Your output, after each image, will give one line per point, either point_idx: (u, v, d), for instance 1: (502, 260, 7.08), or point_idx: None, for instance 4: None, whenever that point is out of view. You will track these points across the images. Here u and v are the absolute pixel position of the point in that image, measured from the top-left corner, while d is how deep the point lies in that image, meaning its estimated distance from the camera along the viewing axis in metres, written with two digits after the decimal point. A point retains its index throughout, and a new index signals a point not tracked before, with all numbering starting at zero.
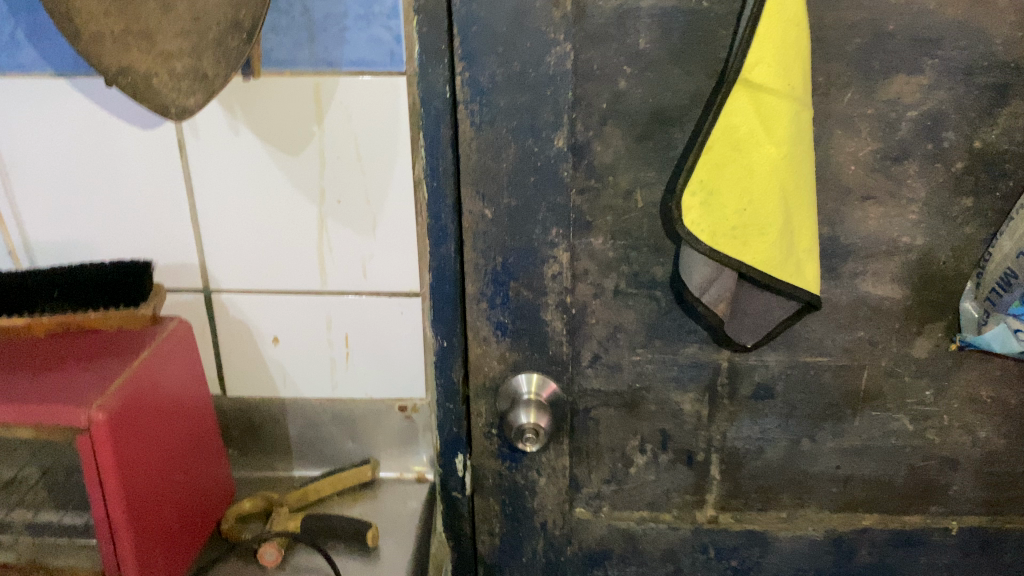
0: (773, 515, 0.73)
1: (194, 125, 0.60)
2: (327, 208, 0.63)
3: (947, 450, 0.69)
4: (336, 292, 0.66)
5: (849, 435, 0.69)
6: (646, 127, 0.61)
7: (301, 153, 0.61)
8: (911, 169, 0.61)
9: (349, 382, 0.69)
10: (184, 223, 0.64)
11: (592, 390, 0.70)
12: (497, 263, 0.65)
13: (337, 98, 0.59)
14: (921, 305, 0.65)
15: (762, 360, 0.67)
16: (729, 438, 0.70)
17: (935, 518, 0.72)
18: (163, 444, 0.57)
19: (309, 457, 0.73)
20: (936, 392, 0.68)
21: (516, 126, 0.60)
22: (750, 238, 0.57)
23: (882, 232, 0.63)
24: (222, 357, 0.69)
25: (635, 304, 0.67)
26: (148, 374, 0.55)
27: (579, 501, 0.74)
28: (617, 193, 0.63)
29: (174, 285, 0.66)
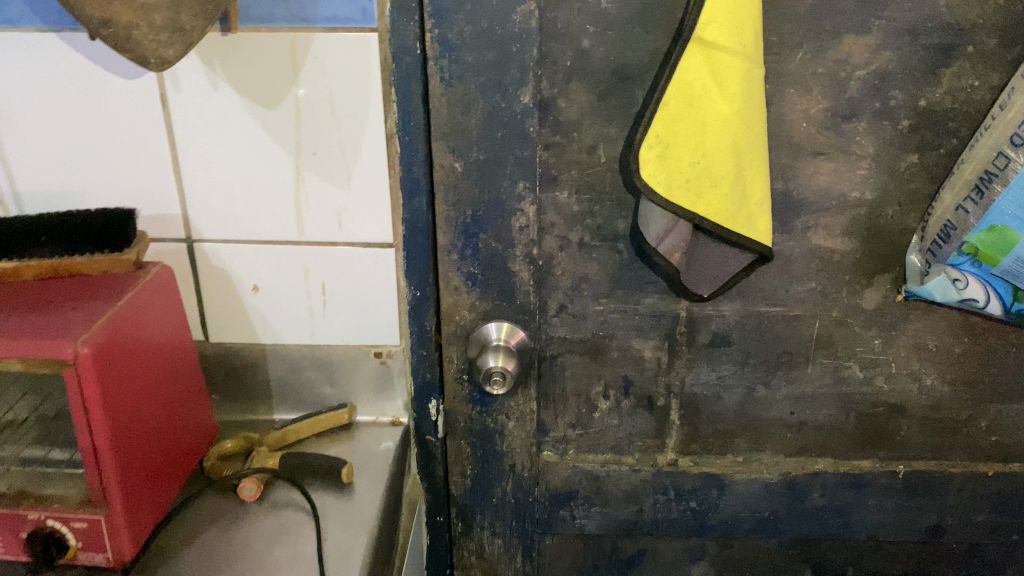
0: (729, 458, 0.77)
1: (176, 78, 0.63)
2: (303, 160, 0.66)
3: (894, 397, 0.73)
4: (313, 242, 0.69)
5: (801, 382, 0.73)
6: (608, 85, 0.64)
7: (278, 107, 0.64)
8: (860, 127, 0.64)
9: (326, 329, 0.73)
10: (167, 174, 0.67)
11: (558, 338, 0.73)
12: (467, 216, 0.68)
13: (312, 53, 0.61)
14: (869, 258, 0.68)
15: (718, 309, 0.71)
16: (688, 385, 0.74)
17: (883, 462, 0.76)
18: (146, 382, 0.60)
19: (289, 401, 0.76)
20: (884, 341, 0.71)
21: (484, 82, 0.63)
22: (703, 190, 0.61)
23: (833, 187, 0.66)
24: (205, 306, 0.72)
25: (599, 255, 0.70)
26: (131, 315, 0.58)
27: (546, 445, 0.77)
28: (582, 148, 0.66)
29: (157, 235, 0.69)
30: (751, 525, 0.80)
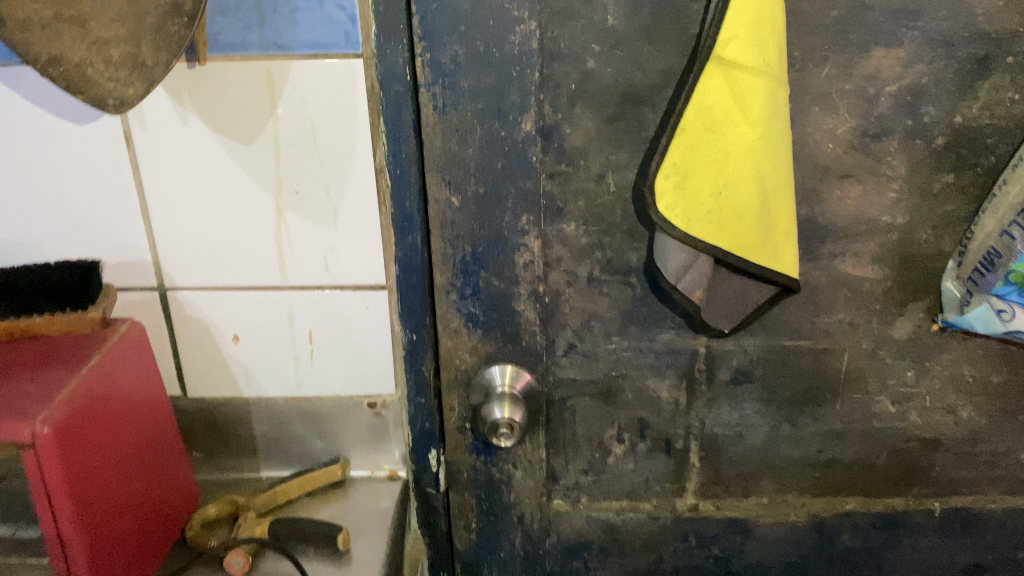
0: (754, 501, 0.72)
1: (140, 115, 0.57)
2: (285, 199, 0.60)
3: (928, 431, 0.68)
4: (297, 288, 0.63)
5: (829, 418, 0.68)
6: (617, 108, 0.58)
7: (255, 142, 0.58)
8: (891, 146, 0.59)
9: (315, 379, 0.67)
10: (135, 219, 0.60)
11: (568, 380, 0.67)
12: (466, 253, 0.62)
13: (291, 84, 0.56)
14: (901, 286, 0.63)
15: (740, 344, 0.65)
16: (708, 425, 0.69)
17: (918, 500, 0.71)
18: (119, 455, 0.54)
19: (276, 457, 0.70)
20: (918, 373, 0.66)
21: (481, 109, 0.57)
22: (725, 222, 0.56)
23: (862, 212, 0.61)
24: (181, 358, 0.66)
25: (610, 290, 0.64)
26: (99, 382, 0.52)
27: (557, 493, 0.72)
28: (589, 177, 0.60)
29: (126, 284, 0.63)
30: (779, 571, 0.74)
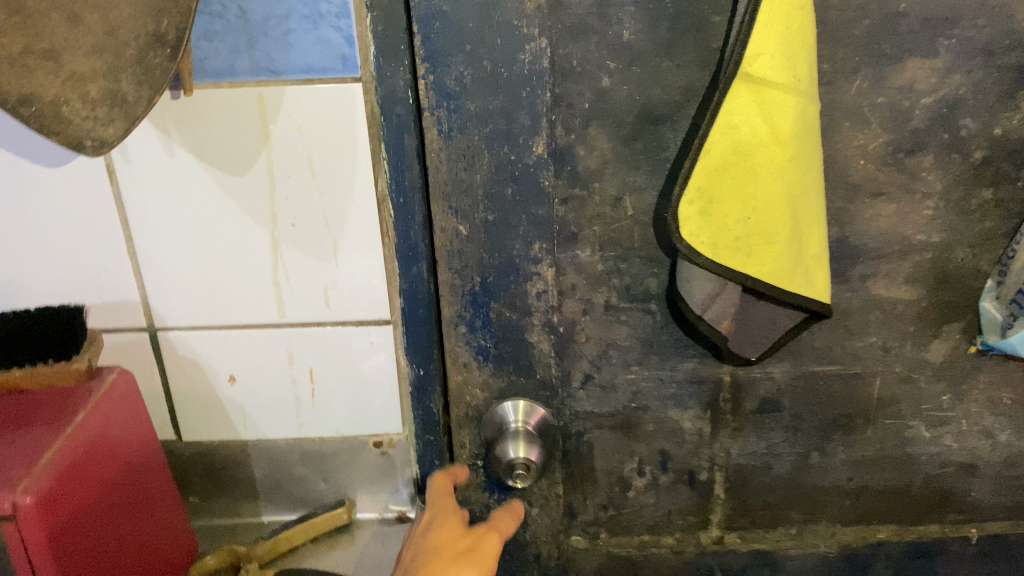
0: (782, 532, 0.68)
1: (123, 148, 0.53)
2: (281, 233, 0.56)
3: (965, 456, 0.65)
4: (296, 325, 0.59)
5: (860, 445, 0.65)
6: (634, 127, 0.54)
7: (247, 174, 0.54)
8: (926, 161, 0.55)
9: (317, 418, 0.63)
10: (121, 258, 0.56)
11: (585, 413, 0.64)
12: (475, 284, 0.58)
13: (285, 111, 0.52)
14: (936, 307, 0.60)
15: (766, 371, 0.62)
16: (734, 456, 0.66)
17: (953, 526, 0.68)
18: (111, 517, 0.50)
19: (278, 501, 0.66)
20: (953, 397, 0.63)
21: (490, 133, 0.53)
22: (755, 248, 0.52)
23: (895, 230, 0.57)
24: (174, 400, 0.62)
25: (629, 318, 0.61)
26: (87, 442, 0.49)
27: (575, 529, 0.69)
28: (604, 201, 0.56)
29: (112, 325, 0.59)
30: None
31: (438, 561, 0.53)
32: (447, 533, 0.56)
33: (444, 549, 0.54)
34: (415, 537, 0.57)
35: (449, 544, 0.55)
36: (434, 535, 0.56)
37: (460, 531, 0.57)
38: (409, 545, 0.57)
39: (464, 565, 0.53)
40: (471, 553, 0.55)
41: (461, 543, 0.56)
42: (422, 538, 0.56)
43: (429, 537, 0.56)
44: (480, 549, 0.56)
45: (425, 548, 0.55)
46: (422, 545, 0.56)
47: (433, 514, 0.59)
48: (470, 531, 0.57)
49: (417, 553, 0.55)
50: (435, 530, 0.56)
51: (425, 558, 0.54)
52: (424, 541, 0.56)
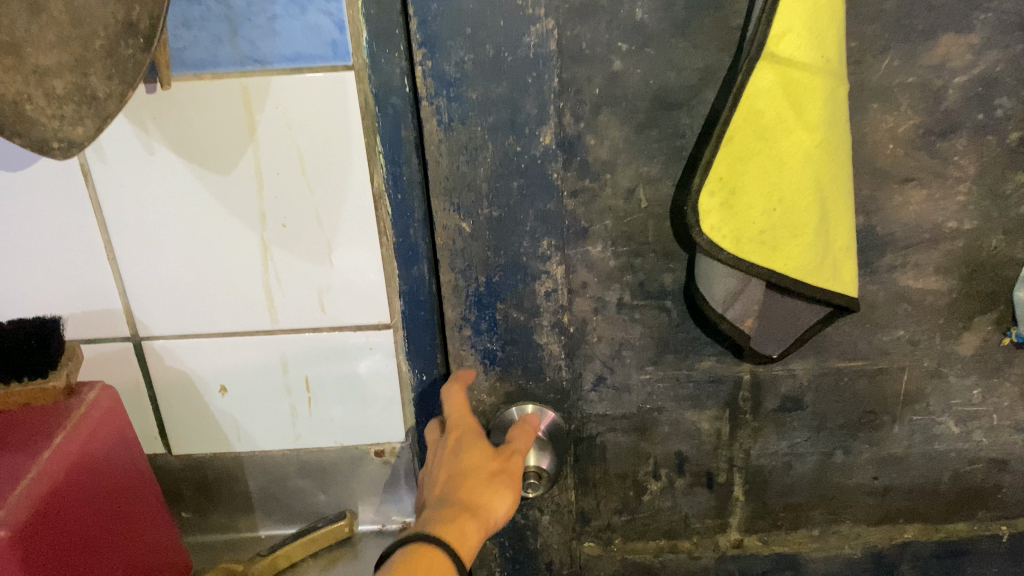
0: (804, 533, 0.66)
1: (98, 147, 0.49)
2: (271, 234, 0.52)
3: (996, 452, 0.62)
4: (290, 332, 0.55)
5: (886, 443, 0.62)
6: (648, 114, 0.50)
7: (233, 172, 0.50)
8: (958, 144, 0.52)
9: (315, 428, 0.60)
10: (99, 265, 0.53)
11: (597, 416, 0.61)
12: (480, 284, 0.55)
13: (271, 104, 0.48)
14: (968, 298, 0.57)
15: (789, 369, 0.59)
16: (754, 457, 0.63)
17: (983, 524, 0.65)
18: (94, 546, 0.47)
19: (276, 513, 0.64)
20: (985, 391, 0.60)
21: (493, 122, 0.49)
22: (780, 242, 0.48)
23: (925, 218, 0.54)
24: (163, 413, 0.59)
25: (643, 316, 0.57)
26: (67, 467, 0.45)
27: (587, 535, 0.66)
28: (616, 193, 0.53)
29: (93, 336, 0.55)
30: None
31: (475, 486, 0.49)
32: (475, 458, 0.50)
33: (477, 475, 0.49)
34: (438, 457, 0.52)
35: (482, 468, 0.50)
36: (465, 454, 0.50)
37: (488, 453, 0.51)
38: (434, 466, 0.52)
39: (503, 497, 0.49)
40: (504, 479, 0.50)
41: (490, 468, 0.50)
42: (449, 458, 0.51)
43: (457, 458, 0.50)
44: (510, 475, 0.51)
45: (455, 474, 0.50)
46: (451, 465, 0.50)
47: (454, 431, 0.52)
48: (495, 451, 0.52)
49: (448, 477, 0.50)
50: (462, 449, 0.51)
51: (460, 482, 0.49)
52: (452, 462, 0.50)
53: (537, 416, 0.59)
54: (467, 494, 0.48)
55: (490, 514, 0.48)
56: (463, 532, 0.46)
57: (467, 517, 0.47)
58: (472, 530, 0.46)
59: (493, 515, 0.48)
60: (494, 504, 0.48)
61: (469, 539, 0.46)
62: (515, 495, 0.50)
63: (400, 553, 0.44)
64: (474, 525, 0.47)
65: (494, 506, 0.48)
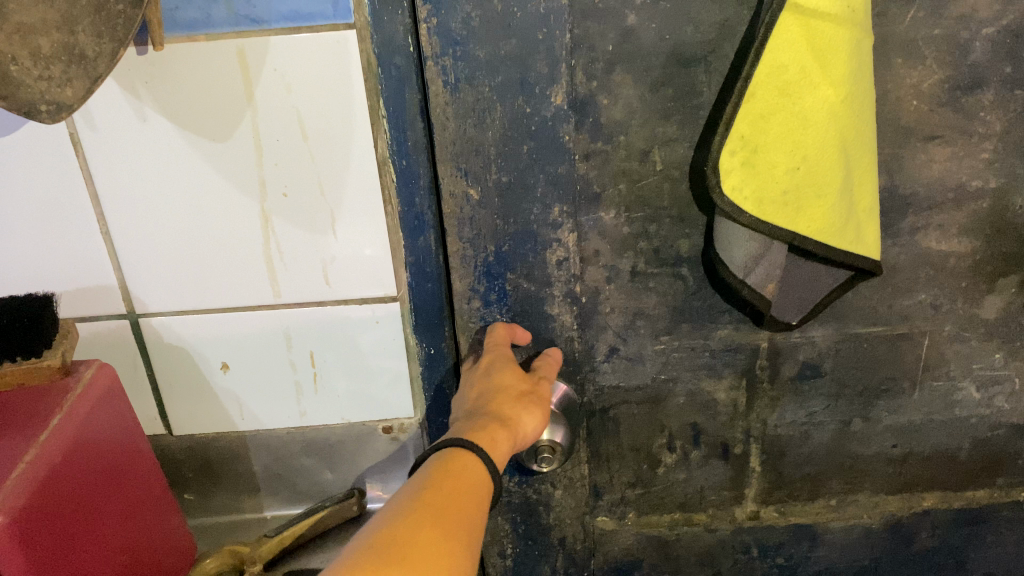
0: (821, 504, 0.65)
1: (87, 114, 0.46)
2: (271, 204, 0.50)
3: (1017, 417, 0.61)
4: (293, 305, 0.53)
5: (906, 410, 0.61)
6: (663, 72, 0.48)
7: (230, 139, 0.48)
8: (986, 100, 0.49)
9: (320, 405, 0.58)
10: (93, 239, 0.50)
11: (611, 388, 0.60)
12: (489, 253, 0.53)
13: (269, 66, 0.45)
14: (992, 259, 0.55)
15: (807, 336, 0.57)
16: (771, 427, 0.61)
17: (1004, 490, 0.65)
18: (97, 530, 0.45)
19: (281, 494, 0.62)
20: (1007, 355, 0.58)
21: (501, 82, 0.47)
22: (804, 202, 0.46)
23: (949, 177, 0.52)
24: (163, 392, 0.57)
25: (657, 284, 0.55)
26: (64, 451, 0.43)
27: (601, 510, 0.65)
28: (631, 156, 0.51)
29: (88, 314, 0.53)
30: None
31: (506, 402, 0.50)
32: (507, 377, 0.51)
33: (509, 393, 0.50)
34: (470, 379, 0.53)
35: (513, 387, 0.51)
36: (497, 374, 0.51)
37: (520, 374, 0.52)
38: (465, 387, 0.53)
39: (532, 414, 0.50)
40: (534, 399, 0.51)
41: (522, 388, 0.51)
42: (481, 377, 0.52)
43: (490, 377, 0.51)
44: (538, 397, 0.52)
45: (486, 391, 0.50)
46: (482, 385, 0.51)
47: (488, 356, 0.53)
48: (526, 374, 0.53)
49: (480, 395, 0.51)
50: (495, 368, 0.52)
51: (491, 398, 0.50)
52: (485, 381, 0.51)
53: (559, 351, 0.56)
54: (498, 407, 0.49)
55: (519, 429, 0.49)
56: (493, 440, 0.47)
57: (496, 426, 0.48)
58: (501, 439, 0.47)
59: (521, 429, 0.49)
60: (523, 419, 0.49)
61: (498, 446, 0.47)
62: (542, 415, 0.51)
63: (432, 460, 0.45)
64: (503, 434, 0.48)
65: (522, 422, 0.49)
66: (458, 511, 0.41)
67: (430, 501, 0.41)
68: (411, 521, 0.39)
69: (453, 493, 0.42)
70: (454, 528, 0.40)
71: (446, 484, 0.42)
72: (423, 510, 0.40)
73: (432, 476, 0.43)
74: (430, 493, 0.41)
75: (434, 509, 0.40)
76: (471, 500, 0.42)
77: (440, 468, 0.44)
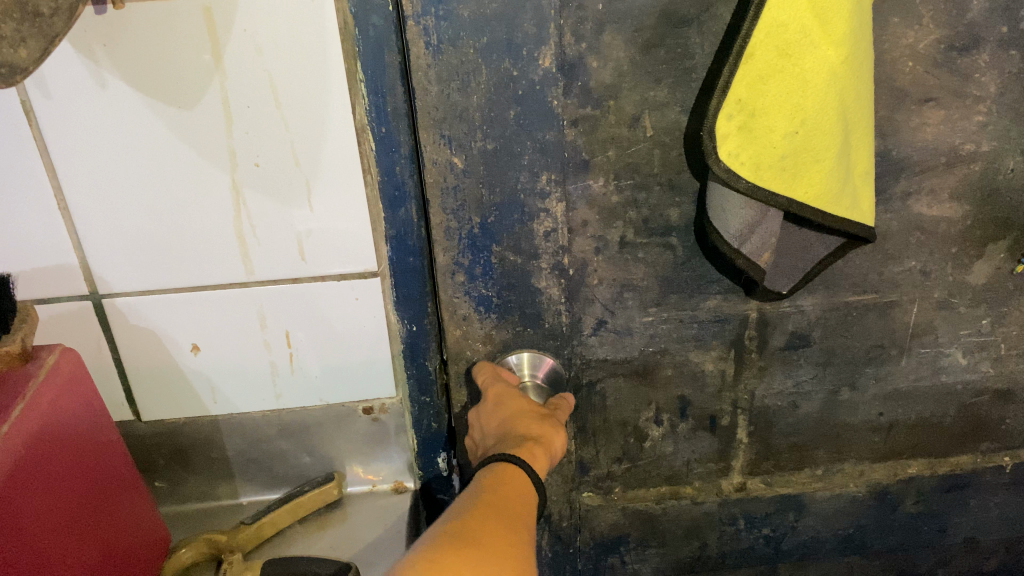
0: (807, 474, 0.65)
1: (41, 81, 0.43)
2: (242, 175, 0.47)
3: (1002, 382, 0.61)
4: (268, 283, 0.51)
5: (893, 378, 0.60)
6: (654, 32, 0.45)
7: (197, 106, 0.44)
8: (981, 61, 0.48)
9: (297, 386, 0.55)
10: (49, 216, 0.47)
11: (597, 361, 0.58)
12: (473, 225, 0.51)
13: (238, 26, 0.42)
14: (981, 224, 0.54)
15: (797, 305, 0.56)
16: (758, 397, 0.61)
17: (986, 456, 0.65)
18: (68, 529, 0.43)
19: (257, 478, 0.60)
20: (993, 320, 0.58)
21: (486, 43, 0.45)
22: (801, 168, 0.44)
23: (942, 140, 0.51)
24: (129, 375, 0.54)
25: (646, 255, 0.54)
26: (28, 450, 0.40)
27: (586, 486, 0.64)
28: (621, 121, 0.48)
29: (46, 296, 0.50)
30: (834, 545, 0.69)
31: (532, 424, 0.49)
32: (522, 406, 0.51)
33: (530, 418, 0.50)
34: (483, 415, 0.52)
35: (532, 413, 0.51)
36: (512, 404, 0.51)
37: (531, 404, 0.52)
38: (480, 425, 0.52)
39: (558, 434, 0.49)
40: (553, 422, 0.51)
41: (538, 414, 0.51)
42: (495, 410, 0.51)
43: (505, 408, 0.51)
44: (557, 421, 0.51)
45: (507, 420, 0.50)
46: (499, 416, 0.51)
47: (495, 388, 0.53)
48: (536, 405, 0.53)
49: (502, 424, 0.50)
50: (505, 400, 0.52)
51: (515, 423, 0.49)
52: (501, 412, 0.51)
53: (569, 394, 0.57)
54: (526, 429, 0.49)
55: (552, 447, 0.48)
56: (532, 453, 0.46)
57: (531, 441, 0.47)
58: (540, 454, 0.46)
59: (554, 446, 0.49)
60: (554, 438, 0.49)
61: (539, 460, 0.46)
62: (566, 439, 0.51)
63: (481, 476, 0.45)
64: (540, 449, 0.47)
65: (554, 440, 0.49)
66: (518, 512, 0.41)
67: (489, 505, 0.41)
68: (477, 521, 0.40)
69: (509, 497, 0.42)
70: (515, 527, 0.40)
71: (501, 490, 0.43)
72: (484, 511, 0.40)
73: (483, 490, 0.43)
74: (488, 499, 0.42)
75: (495, 511, 0.41)
76: (525, 502, 0.43)
77: (492, 478, 0.44)
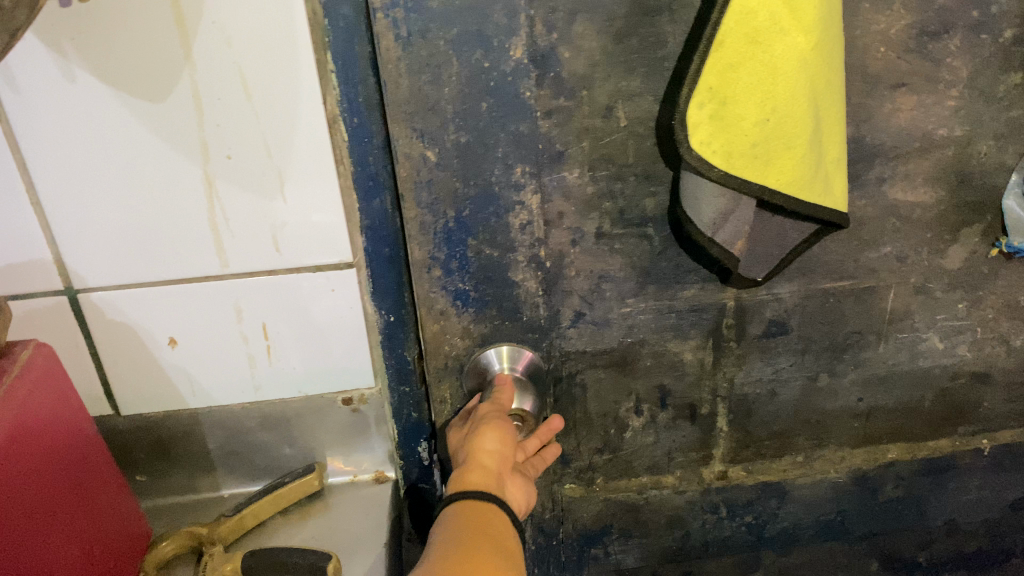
0: (788, 460, 0.65)
1: (9, 75, 0.42)
2: (215, 167, 0.46)
3: (978, 365, 0.62)
4: (243, 275, 0.50)
5: (871, 364, 0.60)
6: (626, 21, 0.45)
7: (168, 99, 0.44)
8: (952, 45, 0.48)
9: (276, 378, 0.55)
10: (21, 211, 0.46)
11: (576, 353, 0.58)
12: (449, 219, 0.51)
13: (207, 17, 0.42)
14: (956, 209, 0.54)
15: (774, 293, 0.56)
16: (738, 385, 0.61)
17: (964, 439, 0.66)
18: (45, 525, 0.42)
19: (239, 470, 0.59)
20: (969, 304, 0.59)
21: (456, 35, 0.44)
22: (774, 155, 0.44)
23: (916, 126, 0.51)
24: (107, 370, 0.53)
25: (623, 246, 0.54)
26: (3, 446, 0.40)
27: (568, 478, 0.64)
28: (594, 112, 0.48)
29: (20, 291, 0.49)
30: (816, 531, 0.70)
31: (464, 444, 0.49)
32: (459, 433, 0.51)
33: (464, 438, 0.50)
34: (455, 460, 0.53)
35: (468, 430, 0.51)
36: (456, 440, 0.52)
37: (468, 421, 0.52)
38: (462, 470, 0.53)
39: (485, 430, 0.49)
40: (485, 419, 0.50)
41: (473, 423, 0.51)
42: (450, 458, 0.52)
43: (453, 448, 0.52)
44: (491, 416, 0.51)
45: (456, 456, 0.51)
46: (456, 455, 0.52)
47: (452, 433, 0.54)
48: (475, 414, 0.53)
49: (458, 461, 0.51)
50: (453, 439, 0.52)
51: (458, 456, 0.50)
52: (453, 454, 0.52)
53: (507, 375, 0.56)
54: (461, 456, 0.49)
55: (482, 447, 0.48)
56: (462, 479, 0.46)
57: (461, 470, 0.47)
58: (472, 473, 0.47)
59: (487, 445, 0.48)
60: (480, 439, 0.48)
61: (473, 479, 0.46)
62: (498, 420, 0.50)
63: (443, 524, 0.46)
64: (470, 468, 0.47)
65: (482, 441, 0.48)
66: (489, 540, 0.42)
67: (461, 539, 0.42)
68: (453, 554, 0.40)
69: (480, 529, 0.43)
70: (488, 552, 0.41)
71: (472, 525, 0.43)
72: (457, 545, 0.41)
73: (454, 532, 0.43)
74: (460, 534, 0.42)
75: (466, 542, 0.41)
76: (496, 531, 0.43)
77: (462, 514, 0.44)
